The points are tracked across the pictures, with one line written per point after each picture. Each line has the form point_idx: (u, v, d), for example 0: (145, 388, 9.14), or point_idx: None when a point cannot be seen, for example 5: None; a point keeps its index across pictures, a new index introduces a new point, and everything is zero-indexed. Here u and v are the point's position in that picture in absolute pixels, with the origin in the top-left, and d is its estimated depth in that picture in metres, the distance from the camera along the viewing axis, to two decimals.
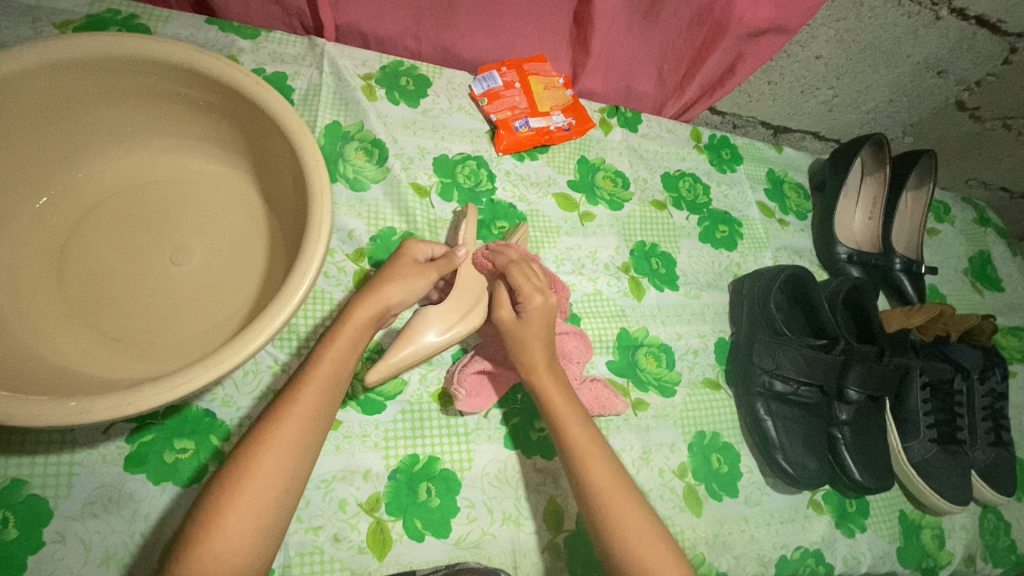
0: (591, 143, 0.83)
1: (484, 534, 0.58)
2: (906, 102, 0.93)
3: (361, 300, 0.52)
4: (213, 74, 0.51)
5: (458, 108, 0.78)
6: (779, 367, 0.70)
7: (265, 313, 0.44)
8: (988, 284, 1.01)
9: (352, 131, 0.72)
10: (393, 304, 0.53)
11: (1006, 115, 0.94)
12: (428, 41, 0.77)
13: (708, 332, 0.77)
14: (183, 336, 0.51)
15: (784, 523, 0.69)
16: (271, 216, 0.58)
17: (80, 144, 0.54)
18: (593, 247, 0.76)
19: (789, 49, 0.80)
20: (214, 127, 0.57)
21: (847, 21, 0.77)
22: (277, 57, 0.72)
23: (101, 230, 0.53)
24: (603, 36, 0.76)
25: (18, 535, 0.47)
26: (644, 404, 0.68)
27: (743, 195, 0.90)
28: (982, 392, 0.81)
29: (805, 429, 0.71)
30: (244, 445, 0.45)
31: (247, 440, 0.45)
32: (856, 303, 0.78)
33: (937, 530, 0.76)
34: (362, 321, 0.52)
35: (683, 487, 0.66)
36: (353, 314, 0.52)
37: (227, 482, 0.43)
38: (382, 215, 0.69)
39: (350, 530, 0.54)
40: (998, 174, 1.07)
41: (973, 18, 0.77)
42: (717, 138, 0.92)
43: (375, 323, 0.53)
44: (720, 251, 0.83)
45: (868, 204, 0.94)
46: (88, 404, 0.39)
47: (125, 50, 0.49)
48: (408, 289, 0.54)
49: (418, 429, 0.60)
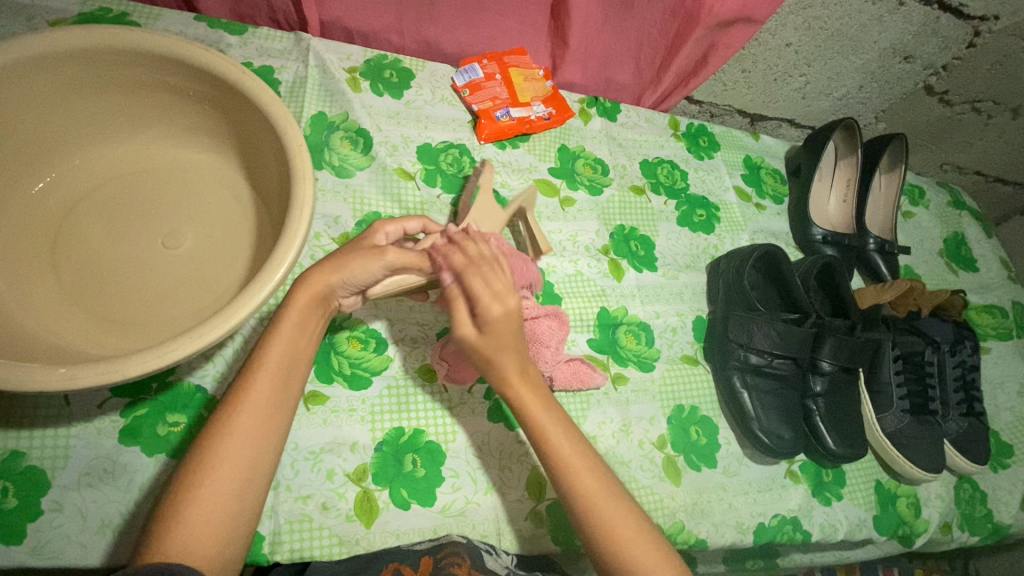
0: (571, 132, 0.85)
1: (468, 503, 0.60)
2: (877, 88, 0.96)
3: (303, 283, 0.51)
4: (199, 63, 0.53)
5: (440, 99, 0.80)
6: (753, 341, 0.72)
7: (250, 286, 0.46)
8: (963, 264, 1.04)
9: (337, 121, 0.74)
10: (342, 279, 0.52)
11: (975, 98, 0.97)
12: (410, 35, 0.80)
13: (686, 311, 0.79)
14: (175, 313, 0.53)
15: (761, 492, 0.71)
16: (258, 200, 0.60)
17: (74, 133, 0.56)
18: (574, 230, 0.79)
19: (759, 37, 0.83)
20: (202, 115, 0.60)
21: (813, 8, 0.79)
22: (264, 51, 0.75)
23: (94, 215, 0.56)
24: (579, 27, 0.79)
25: (18, 503, 0.49)
26: (623, 379, 0.71)
27: (720, 181, 0.92)
28: (953, 364, 0.84)
29: (779, 400, 0.74)
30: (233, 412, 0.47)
31: (234, 407, 0.47)
32: (830, 280, 0.81)
33: (913, 499, 0.78)
34: (303, 305, 0.51)
35: (662, 457, 0.68)
36: (295, 299, 0.51)
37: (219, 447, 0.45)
38: (368, 200, 0.72)
39: (338, 499, 0.56)
40: (970, 158, 1.10)
41: (936, 3, 0.80)
42: (694, 125, 0.95)
43: (322, 303, 0.52)
44: (698, 234, 0.86)
45: (843, 187, 0.97)
46: (82, 369, 0.41)
47: (115, 41, 0.51)
48: (346, 268, 0.52)
49: (403, 403, 0.62)
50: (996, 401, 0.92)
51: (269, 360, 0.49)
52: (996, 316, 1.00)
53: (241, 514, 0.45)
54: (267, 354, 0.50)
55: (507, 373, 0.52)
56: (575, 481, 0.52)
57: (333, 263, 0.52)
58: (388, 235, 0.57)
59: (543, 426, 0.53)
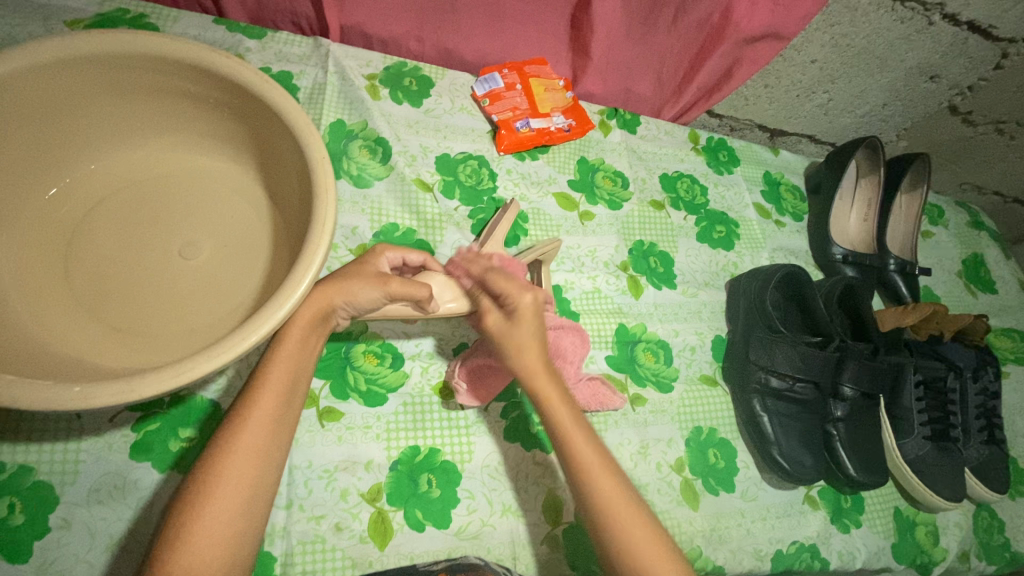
0: (590, 144, 0.84)
1: (483, 526, 0.58)
2: (900, 106, 0.95)
3: (309, 296, 0.51)
4: (222, 71, 0.52)
5: (459, 108, 0.79)
6: (775, 364, 0.72)
7: (269, 305, 0.45)
8: (981, 285, 1.03)
9: (356, 129, 0.73)
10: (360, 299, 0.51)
11: (999, 119, 0.96)
12: (430, 42, 0.78)
13: (705, 330, 0.78)
14: (189, 326, 0.52)
15: (779, 518, 0.69)
16: (275, 211, 0.59)
17: (89, 138, 0.55)
18: (593, 245, 0.77)
19: (785, 53, 0.82)
20: (221, 122, 0.58)
21: (841, 25, 0.78)
22: (283, 56, 0.73)
23: (109, 223, 0.54)
24: (603, 39, 0.78)
25: (24, 520, 0.47)
26: (641, 399, 0.69)
27: (740, 197, 0.91)
28: (975, 390, 0.83)
29: (799, 424, 0.73)
30: (247, 432, 0.46)
31: (249, 429, 0.46)
32: (851, 301, 0.80)
33: (931, 527, 0.77)
34: (308, 319, 0.50)
35: (680, 481, 0.67)
36: (300, 313, 0.50)
37: (239, 472, 0.44)
38: (385, 211, 0.70)
39: (351, 519, 0.55)
40: (991, 178, 1.08)
41: (965, 24, 0.79)
42: (714, 140, 0.93)
43: (326, 317, 0.52)
44: (717, 251, 0.85)
45: (863, 206, 0.96)
46: (96, 388, 0.40)
47: (137, 47, 0.50)
48: (347, 290, 0.51)
49: (419, 421, 0.61)
50: (1014, 427, 0.90)
51: (284, 380, 0.48)
52: (1014, 340, 0.99)
53: (252, 540, 0.44)
54: (283, 374, 0.48)
55: (529, 366, 0.53)
56: (599, 479, 0.51)
57: (336, 282, 0.52)
58: (389, 260, 0.58)
59: (563, 422, 0.52)
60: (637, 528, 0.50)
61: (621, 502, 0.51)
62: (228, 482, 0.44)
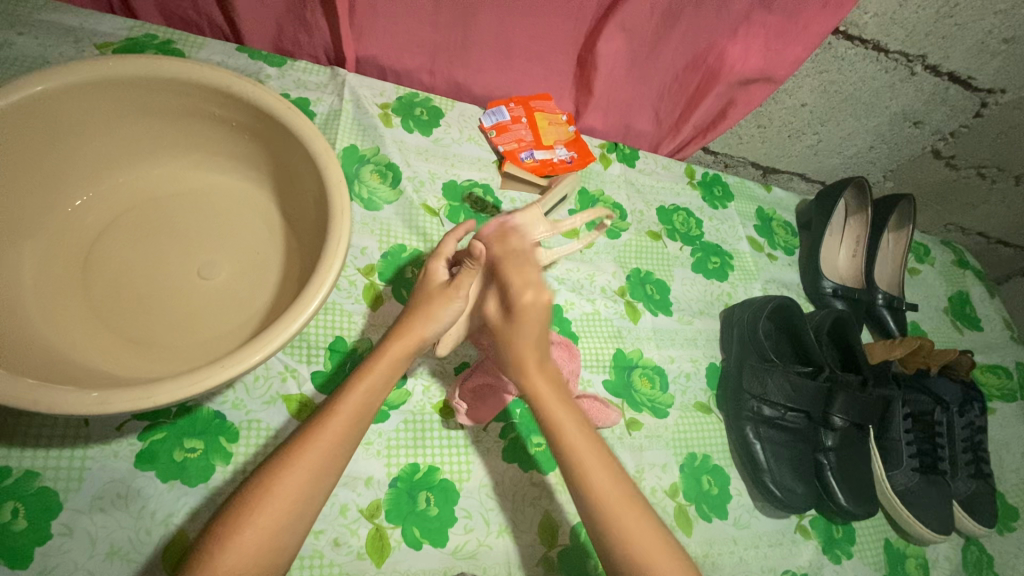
0: (592, 175, 0.87)
1: (480, 545, 0.59)
2: (886, 149, 1.00)
3: (397, 335, 0.54)
4: (248, 97, 0.55)
5: (467, 138, 0.83)
6: (766, 393, 0.73)
7: (284, 317, 0.46)
8: (967, 323, 1.06)
9: (368, 154, 0.76)
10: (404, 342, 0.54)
11: (980, 164, 1.01)
12: (442, 76, 0.82)
13: (700, 357, 0.80)
14: (200, 339, 0.53)
15: (772, 546, 0.70)
16: (289, 231, 0.61)
17: (114, 155, 0.57)
18: (592, 271, 0.80)
19: (776, 96, 0.87)
20: (243, 145, 0.61)
21: (830, 73, 0.83)
22: (301, 84, 0.77)
23: (127, 237, 0.56)
24: (605, 78, 0.82)
25: (27, 526, 0.47)
26: (638, 424, 0.71)
27: (734, 230, 0.94)
28: (962, 424, 0.86)
29: (791, 452, 0.74)
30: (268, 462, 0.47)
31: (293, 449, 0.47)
32: (841, 335, 0.83)
33: (921, 560, 0.78)
34: (395, 356, 0.53)
35: (674, 507, 0.67)
36: (387, 351, 0.53)
37: (254, 485, 0.45)
38: (393, 233, 0.73)
39: (350, 535, 0.55)
40: (974, 220, 1.13)
41: (946, 74, 0.84)
42: (709, 175, 0.98)
43: (411, 355, 0.54)
44: (712, 281, 0.88)
45: (852, 243, 1.00)
46: (114, 394, 0.41)
47: (171, 73, 0.53)
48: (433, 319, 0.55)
49: (419, 439, 0.62)
50: (1001, 463, 0.92)
51: (344, 406, 0.49)
52: (1000, 376, 1.01)
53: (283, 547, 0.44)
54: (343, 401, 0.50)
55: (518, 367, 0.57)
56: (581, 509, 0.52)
57: (423, 315, 0.55)
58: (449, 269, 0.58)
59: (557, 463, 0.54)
60: (622, 521, 0.51)
61: (615, 496, 0.51)
62: (248, 493, 0.44)
